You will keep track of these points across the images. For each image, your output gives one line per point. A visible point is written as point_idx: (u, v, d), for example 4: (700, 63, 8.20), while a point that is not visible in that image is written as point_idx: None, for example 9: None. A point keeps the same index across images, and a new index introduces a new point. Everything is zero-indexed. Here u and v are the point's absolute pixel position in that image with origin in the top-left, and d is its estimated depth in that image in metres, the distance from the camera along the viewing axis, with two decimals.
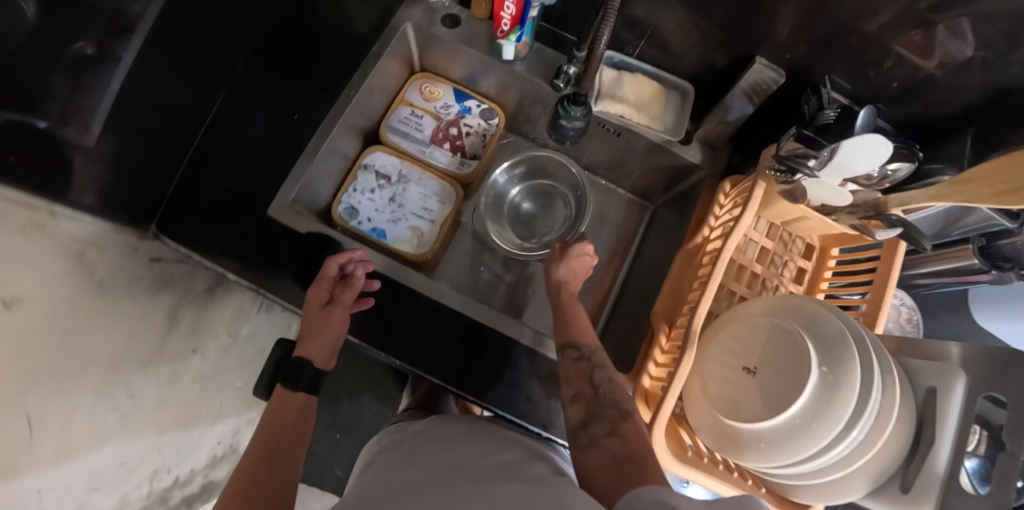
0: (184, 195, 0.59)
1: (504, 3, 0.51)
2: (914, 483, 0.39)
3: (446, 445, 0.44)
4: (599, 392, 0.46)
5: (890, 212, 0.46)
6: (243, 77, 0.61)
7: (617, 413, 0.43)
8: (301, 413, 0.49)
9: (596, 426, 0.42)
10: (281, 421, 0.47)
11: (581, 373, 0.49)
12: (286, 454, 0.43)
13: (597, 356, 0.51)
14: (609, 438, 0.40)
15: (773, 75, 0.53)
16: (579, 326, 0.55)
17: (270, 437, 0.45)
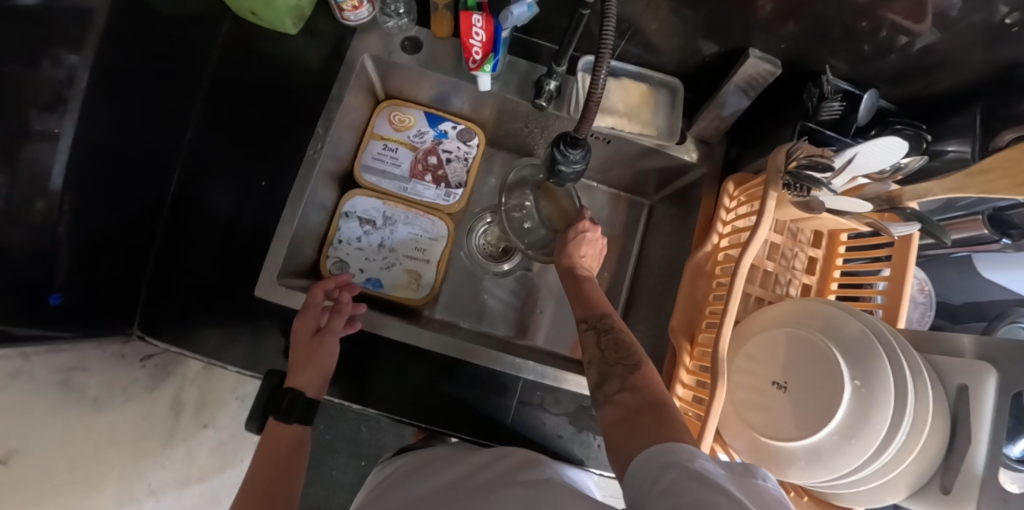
0: (161, 290, 0.53)
1: (471, 30, 0.47)
2: (954, 485, 0.40)
3: (454, 465, 0.47)
4: (607, 354, 0.42)
5: (906, 206, 0.44)
6: (197, 144, 0.57)
7: (625, 369, 0.39)
8: (293, 443, 0.49)
9: (607, 385, 0.39)
10: (275, 451, 0.47)
11: (588, 341, 0.44)
12: (281, 490, 0.43)
13: (605, 319, 0.45)
14: (622, 394, 0.37)
15: (768, 68, 0.50)
16: (588, 301, 0.49)
17: (264, 473, 0.44)
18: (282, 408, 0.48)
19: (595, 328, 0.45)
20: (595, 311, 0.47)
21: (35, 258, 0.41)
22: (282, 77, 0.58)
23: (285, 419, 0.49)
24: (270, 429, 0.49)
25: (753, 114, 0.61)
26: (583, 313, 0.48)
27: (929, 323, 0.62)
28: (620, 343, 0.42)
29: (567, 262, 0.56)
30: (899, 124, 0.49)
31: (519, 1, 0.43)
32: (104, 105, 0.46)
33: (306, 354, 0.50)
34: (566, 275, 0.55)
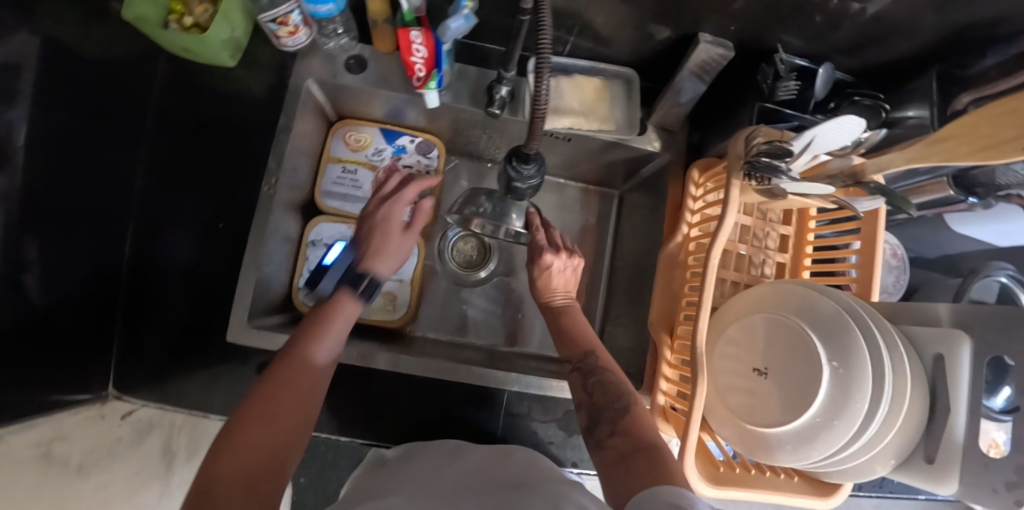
0: (134, 348, 0.53)
1: (412, 47, 0.46)
2: (937, 455, 0.41)
3: (452, 462, 0.45)
4: (595, 398, 0.43)
5: (869, 180, 0.43)
6: (148, 195, 0.56)
7: (614, 411, 0.41)
8: (341, 337, 0.40)
9: (599, 429, 0.40)
10: (297, 377, 0.34)
11: (576, 383, 0.45)
12: (315, 397, 0.34)
13: (588, 358, 0.46)
14: (615, 437, 0.39)
15: (721, 51, 0.49)
16: (570, 337, 0.49)
17: (307, 359, 0.36)
18: (363, 287, 0.44)
19: (581, 371, 0.46)
20: (577, 349, 0.47)
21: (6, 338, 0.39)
22: (228, 114, 0.57)
23: (357, 295, 0.43)
24: (337, 299, 0.42)
25: (713, 95, 0.60)
26: (566, 351, 0.48)
27: (905, 286, 0.62)
28: (608, 385, 0.43)
29: (544, 296, 0.55)
30: (857, 95, 0.49)
31: (455, 14, 0.42)
32: (62, 170, 0.44)
33: (396, 242, 0.48)
34: (546, 309, 0.55)
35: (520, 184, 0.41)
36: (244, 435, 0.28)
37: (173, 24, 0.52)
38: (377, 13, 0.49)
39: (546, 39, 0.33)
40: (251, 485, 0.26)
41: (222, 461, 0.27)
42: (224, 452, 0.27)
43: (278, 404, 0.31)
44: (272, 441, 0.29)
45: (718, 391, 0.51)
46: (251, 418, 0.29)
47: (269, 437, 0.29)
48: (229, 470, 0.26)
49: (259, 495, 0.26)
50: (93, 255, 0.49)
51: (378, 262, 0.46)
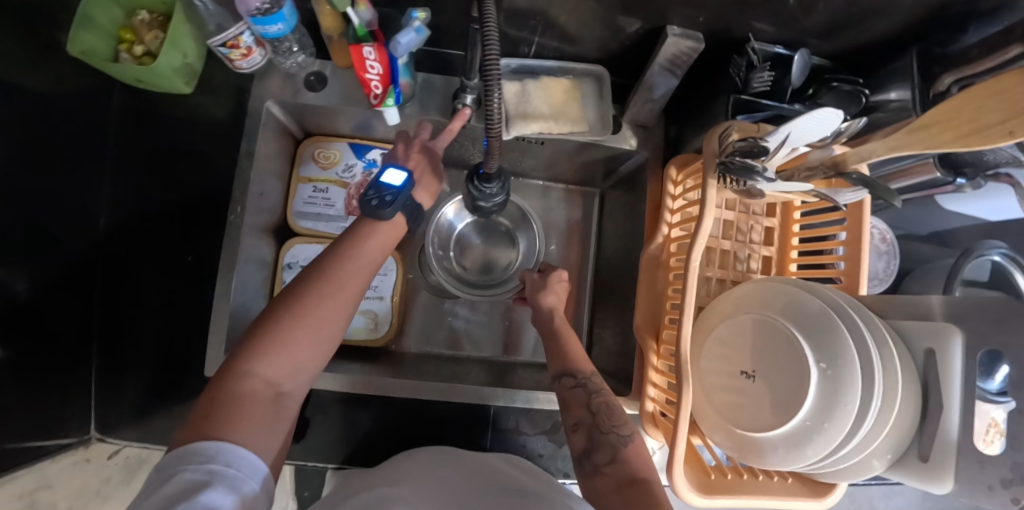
0: (110, 388, 0.52)
1: (366, 64, 0.44)
2: (931, 453, 0.39)
3: (437, 475, 0.44)
4: (597, 418, 0.43)
5: (850, 171, 0.40)
6: (113, 231, 0.54)
7: (619, 438, 0.42)
8: (377, 258, 0.42)
9: (597, 454, 0.41)
10: (323, 306, 0.37)
11: (578, 401, 0.45)
12: (344, 317, 0.39)
13: (593, 378, 0.47)
14: (613, 464, 0.40)
15: (691, 44, 0.46)
16: (573, 354, 0.49)
17: (342, 280, 0.39)
18: (416, 215, 0.47)
19: (587, 389, 0.46)
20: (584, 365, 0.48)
21: None
22: (193, 144, 0.56)
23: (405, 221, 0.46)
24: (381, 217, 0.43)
25: (688, 86, 0.58)
26: (562, 368, 0.48)
27: (895, 271, 0.61)
28: (610, 408, 0.44)
29: (542, 305, 0.55)
30: (835, 80, 0.47)
31: (405, 28, 0.40)
32: (20, 216, 0.43)
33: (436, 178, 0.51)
34: (543, 320, 0.54)
35: (484, 202, 0.41)
36: (241, 390, 0.32)
37: (123, 54, 0.50)
38: (331, 28, 0.48)
39: (494, 45, 0.30)
40: (272, 396, 0.33)
41: (254, 370, 0.33)
42: (257, 364, 0.33)
43: (307, 327, 0.36)
44: (298, 359, 0.35)
45: (707, 394, 0.50)
46: (286, 334, 0.35)
47: (294, 354, 0.35)
48: (260, 383, 0.33)
49: (279, 399, 0.34)
50: (63, 297, 0.48)
51: (418, 195, 0.49)
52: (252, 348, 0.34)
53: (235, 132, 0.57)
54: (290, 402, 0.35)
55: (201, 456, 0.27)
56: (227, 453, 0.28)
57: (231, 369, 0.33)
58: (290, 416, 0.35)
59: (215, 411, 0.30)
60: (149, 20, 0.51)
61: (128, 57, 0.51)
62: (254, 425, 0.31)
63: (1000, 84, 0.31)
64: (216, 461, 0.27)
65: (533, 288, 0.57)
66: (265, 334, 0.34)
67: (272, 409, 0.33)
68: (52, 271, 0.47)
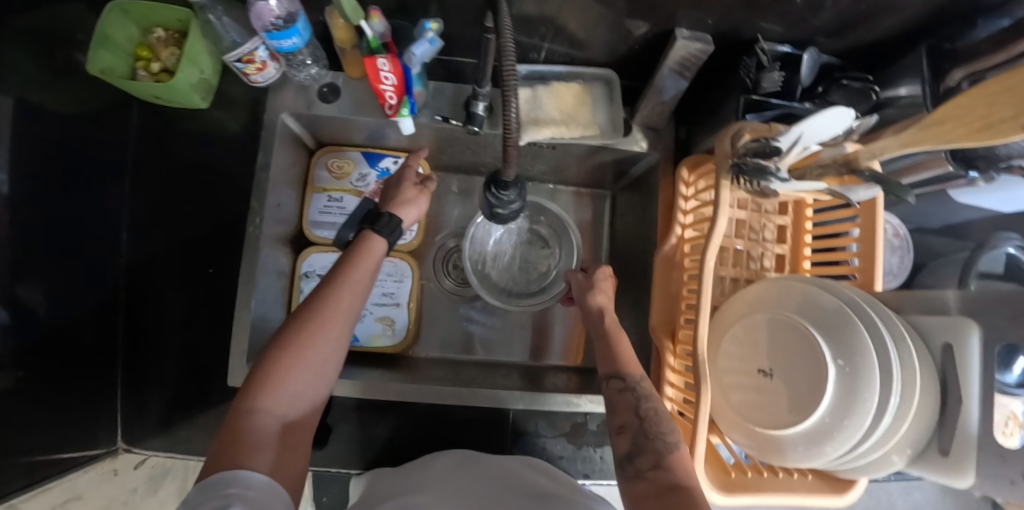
0: (137, 400, 0.54)
1: (380, 76, 0.45)
2: (952, 448, 0.40)
3: (464, 478, 0.44)
4: (645, 424, 0.42)
5: (863, 168, 0.41)
6: (135, 248, 0.55)
7: (666, 444, 0.40)
8: (366, 285, 0.42)
9: (640, 458, 0.40)
10: (310, 332, 0.37)
11: (627, 404, 0.44)
12: (341, 346, 0.39)
13: (643, 384, 0.46)
14: (658, 469, 0.38)
15: (700, 47, 0.47)
16: (624, 357, 0.48)
17: (337, 306, 0.39)
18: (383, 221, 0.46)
19: (635, 392, 0.45)
20: (636, 370, 0.47)
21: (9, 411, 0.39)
22: (209, 158, 0.57)
23: (378, 236, 0.45)
24: (365, 245, 0.44)
25: (697, 86, 0.58)
26: (610, 370, 0.47)
27: (909, 266, 0.61)
28: (659, 414, 0.42)
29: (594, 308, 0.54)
30: (845, 78, 0.47)
31: (420, 39, 0.43)
32: (43, 236, 0.44)
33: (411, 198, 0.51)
34: (597, 321, 0.54)
35: (501, 209, 0.41)
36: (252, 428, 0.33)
37: (141, 72, 0.51)
38: (343, 41, 0.48)
39: (509, 48, 0.31)
40: (281, 428, 0.34)
41: (259, 405, 0.34)
42: (260, 400, 0.34)
43: (301, 363, 0.36)
44: (298, 391, 0.36)
45: (724, 394, 0.51)
46: (283, 371, 0.35)
47: (295, 388, 0.36)
48: (265, 417, 0.34)
49: (289, 431, 0.35)
50: (85, 314, 0.49)
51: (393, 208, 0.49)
52: (254, 385, 0.35)
53: (250, 145, 0.58)
54: (300, 431, 0.36)
55: (221, 483, 0.29)
56: (243, 479, 0.30)
57: (236, 407, 0.34)
58: (304, 445, 0.36)
59: (228, 448, 0.31)
60: (165, 38, 0.52)
61: (147, 75, 0.52)
62: (266, 457, 0.32)
63: (1012, 80, 0.31)
64: (235, 485, 0.29)
65: (581, 289, 0.57)
66: (264, 371, 0.35)
67: (282, 442, 0.34)
68: (73, 288, 0.48)
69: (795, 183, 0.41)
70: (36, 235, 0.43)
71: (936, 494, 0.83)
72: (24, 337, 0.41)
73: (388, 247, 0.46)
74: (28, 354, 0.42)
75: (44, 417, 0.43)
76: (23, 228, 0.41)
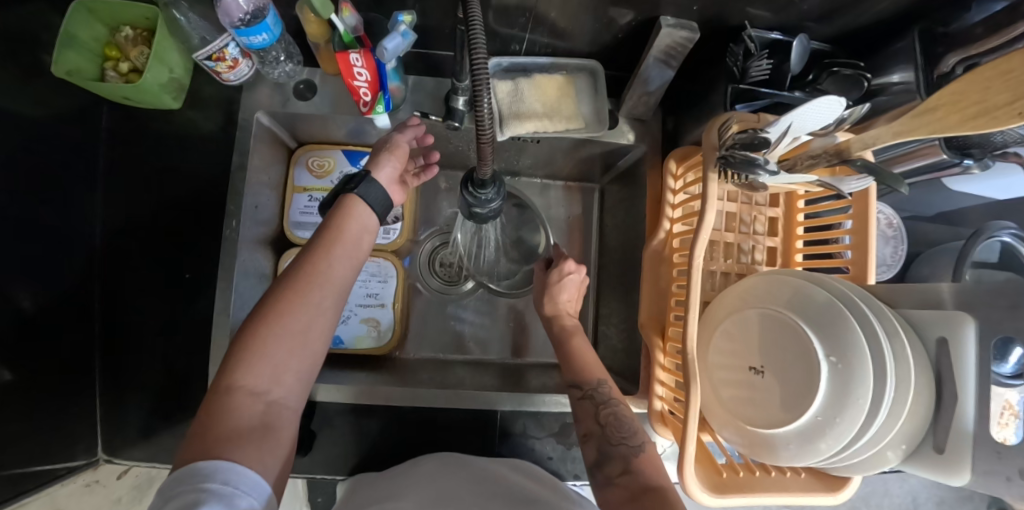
0: (115, 410, 0.52)
1: (353, 72, 0.43)
2: (947, 445, 0.39)
3: (448, 482, 0.44)
4: (606, 431, 0.43)
5: (854, 158, 0.40)
6: (109, 254, 0.54)
7: (629, 449, 0.41)
8: (354, 251, 0.41)
9: (608, 465, 0.41)
10: (290, 302, 0.36)
11: (586, 412, 0.46)
12: (327, 315, 0.38)
13: (601, 389, 0.47)
14: (626, 475, 0.39)
15: (686, 34, 0.45)
16: (580, 364, 0.50)
17: (318, 276, 0.38)
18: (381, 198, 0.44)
19: (593, 400, 0.46)
20: (590, 377, 0.49)
21: None
22: (184, 159, 0.56)
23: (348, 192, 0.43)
24: (345, 210, 0.42)
25: (686, 75, 0.57)
26: (574, 379, 0.49)
27: (904, 256, 0.60)
28: (619, 419, 0.44)
29: (552, 309, 0.56)
30: (835, 65, 0.46)
31: (391, 34, 0.40)
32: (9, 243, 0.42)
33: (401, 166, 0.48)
34: (553, 326, 0.56)
35: (479, 209, 0.39)
36: (227, 414, 0.31)
37: (109, 72, 0.50)
38: (317, 36, 0.47)
39: (479, 37, 0.29)
40: (264, 408, 0.33)
41: (237, 383, 0.33)
42: (241, 377, 0.33)
43: (282, 334, 0.35)
44: (280, 365, 0.34)
45: (715, 392, 0.50)
46: (263, 343, 0.34)
47: (277, 360, 0.34)
48: (245, 396, 0.32)
49: (272, 408, 0.34)
50: (60, 322, 0.48)
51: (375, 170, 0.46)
52: (231, 362, 0.33)
53: (227, 146, 0.56)
54: (285, 410, 0.34)
55: (199, 476, 0.27)
56: (224, 470, 0.28)
57: (215, 386, 0.33)
58: (289, 425, 0.35)
59: (206, 431, 0.30)
60: (133, 36, 0.50)
61: (115, 75, 0.50)
62: (246, 448, 0.30)
63: (1008, 64, 0.30)
64: (214, 479, 0.27)
65: (541, 288, 0.58)
66: (243, 345, 0.34)
67: (265, 422, 0.32)
68: (44, 297, 0.47)
69: (784, 176, 0.39)
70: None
71: (931, 485, 0.83)
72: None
73: (376, 219, 0.44)
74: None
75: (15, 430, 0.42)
76: None
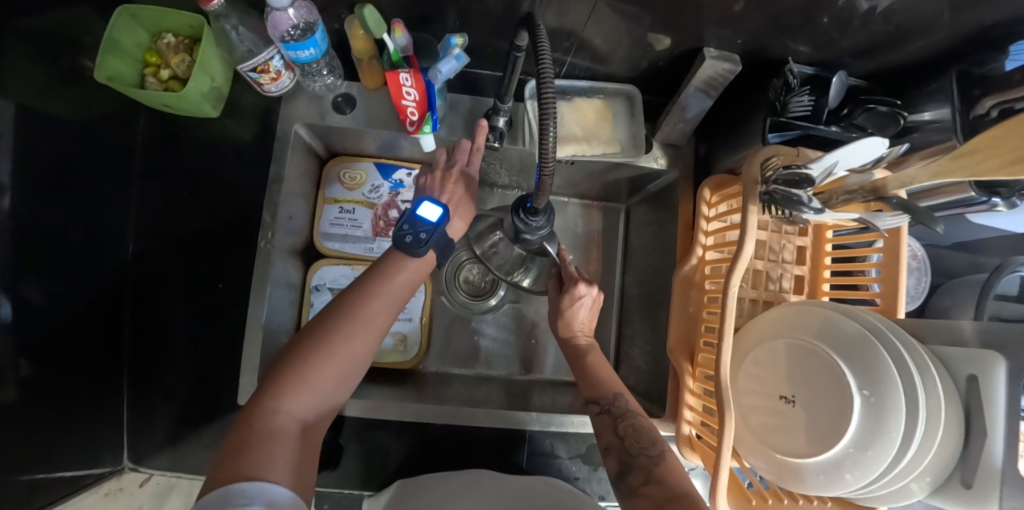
0: (143, 419, 0.52)
1: (402, 91, 0.43)
2: (975, 480, 0.39)
3: (481, 499, 0.44)
4: (626, 442, 0.44)
5: (892, 195, 0.40)
6: (141, 262, 0.54)
7: (649, 458, 0.41)
8: (401, 293, 0.41)
9: (631, 475, 0.41)
10: (340, 341, 0.36)
11: (605, 427, 0.46)
12: (368, 350, 0.38)
13: (617, 402, 0.47)
14: (647, 486, 0.39)
15: (728, 66, 0.46)
16: (600, 378, 0.50)
17: (365, 315, 0.38)
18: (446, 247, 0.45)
19: (610, 414, 0.46)
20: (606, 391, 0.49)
21: (12, 432, 0.38)
22: (219, 167, 0.56)
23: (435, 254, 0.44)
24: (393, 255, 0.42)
25: (721, 102, 0.58)
26: (593, 393, 0.48)
27: (926, 288, 0.61)
28: (638, 430, 0.44)
29: (567, 332, 0.55)
30: (871, 101, 0.47)
31: (446, 57, 0.43)
32: (45, 247, 0.42)
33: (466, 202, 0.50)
34: (569, 348, 0.55)
35: (529, 235, 0.40)
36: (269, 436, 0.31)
37: (149, 78, 0.50)
38: (362, 52, 0.47)
39: (548, 67, 0.30)
40: (300, 430, 0.33)
41: (282, 406, 0.33)
42: (284, 401, 0.33)
43: (330, 362, 0.35)
44: (321, 392, 0.35)
45: (743, 419, 0.50)
46: (313, 367, 0.35)
47: (319, 385, 0.35)
48: (286, 418, 0.33)
49: (305, 431, 0.34)
50: (92, 327, 0.48)
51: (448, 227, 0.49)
52: (278, 385, 0.34)
53: (261, 155, 0.56)
54: (315, 434, 0.35)
55: (243, 496, 0.26)
56: (265, 492, 0.27)
57: (257, 404, 0.33)
58: (315, 448, 0.34)
59: (245, 446, 0.30)
60: (175, 44, 0.50)
61: (155, 81, 0.50)
62: (282, 469, 0.30)
63: None
64: (257, 501, 0.26)
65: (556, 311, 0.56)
66: (291, 368, 0.34)
67: (303, 444, 0.33)
68: (78, 303, 0.46)
69: (826, 212, 0.40)
70: (38, 244, 0.41)
71: None
72: (24, 343, 0.40)
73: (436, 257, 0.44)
74: (29, 364, 0.40)
75: (46, 435, 0.42)
76: (24, 239, 0.40)
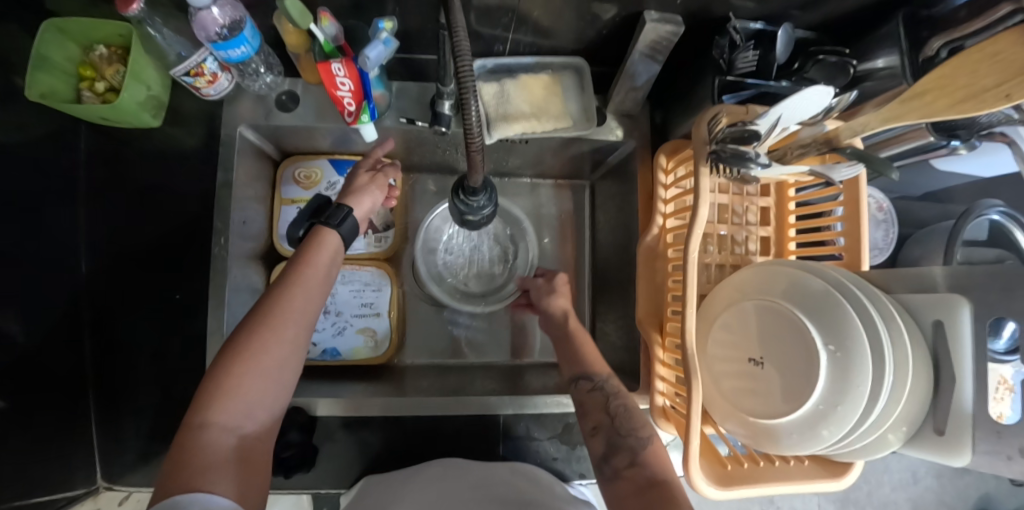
0: (114, 438, 0.52)
1: (335, 81, 0.42)
2: (947, 427, 0.39)
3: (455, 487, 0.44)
4: (616, 421, 0.43)
5: (845, 146, 0.39)
6: (97, 280, 0.53)
7: (638, 440, 0.41)
8: (319, 282, 0.40)
9: (616, 457, 0.41)
10: (265, 340, 0.35)
11: (597, 405, 0.46)
12: (298, 350, 0.37)
13: (610, 381, 0.47)
14: (634, 467, 0.39)
15: (670, 28, 0.45)
16: (588, 357, 0.50)
17: (286, 312, 0.37)
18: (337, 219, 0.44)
19: (604, 391, 0.46)
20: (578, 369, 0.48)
21: None
22: (171, 179, 0.56)
23: (333, 231, 0.44)
24: (314, 245, 0.42)
25: (672, 66, 0.56)
26: (583, 371, 0.49)
27: (894, 239, 0.60)
28: (629, 411, 0.44)
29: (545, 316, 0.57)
30: (821, 52, 0.45)
31: (374, 41, 0.40)
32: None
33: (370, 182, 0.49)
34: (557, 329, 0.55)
35: (472, 216, 0.39)
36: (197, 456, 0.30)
37: (85, 93, 0.49)
38: (296, 46, 0.46)
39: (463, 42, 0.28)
40: (236, 444, 0.32)
41: (210, 419, 0.32)
42: (212, 413, 0.32)
43: (258, 365, 0.34)
44: (257, 396, 0.34)
45: (715, 385, 0.50)
46: (240, 377, 0.33)
47: (253, 392, 0.34)
48: (218, 431, 0.31)
49: (246, 443, 0.33)
50: (54, 346, 0.48)
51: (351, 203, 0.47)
52: (202, 399, 0.32)
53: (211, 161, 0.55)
54: (259, 446, 0.34)
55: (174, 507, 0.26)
56: (201, 500, 0.27)
57: (188, 420, 0.32)
58: (265, 459, 0.34)
59: (182, 465, 0.29)
60: (108, 55, 0.49)
61: (91, 95, 0.49)
62: (220, 479, 0.29)
63: (996, 45, 0.29)
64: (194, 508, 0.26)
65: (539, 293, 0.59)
66: (221, 376, 0.33)
67: (240, 457, 0.32)
68: (35, 326, 0.46)
69: (773, 167, 0.40)
70: None
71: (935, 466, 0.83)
72: None
73: (342, 241, 0.45)
74: None
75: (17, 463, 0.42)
76: None
